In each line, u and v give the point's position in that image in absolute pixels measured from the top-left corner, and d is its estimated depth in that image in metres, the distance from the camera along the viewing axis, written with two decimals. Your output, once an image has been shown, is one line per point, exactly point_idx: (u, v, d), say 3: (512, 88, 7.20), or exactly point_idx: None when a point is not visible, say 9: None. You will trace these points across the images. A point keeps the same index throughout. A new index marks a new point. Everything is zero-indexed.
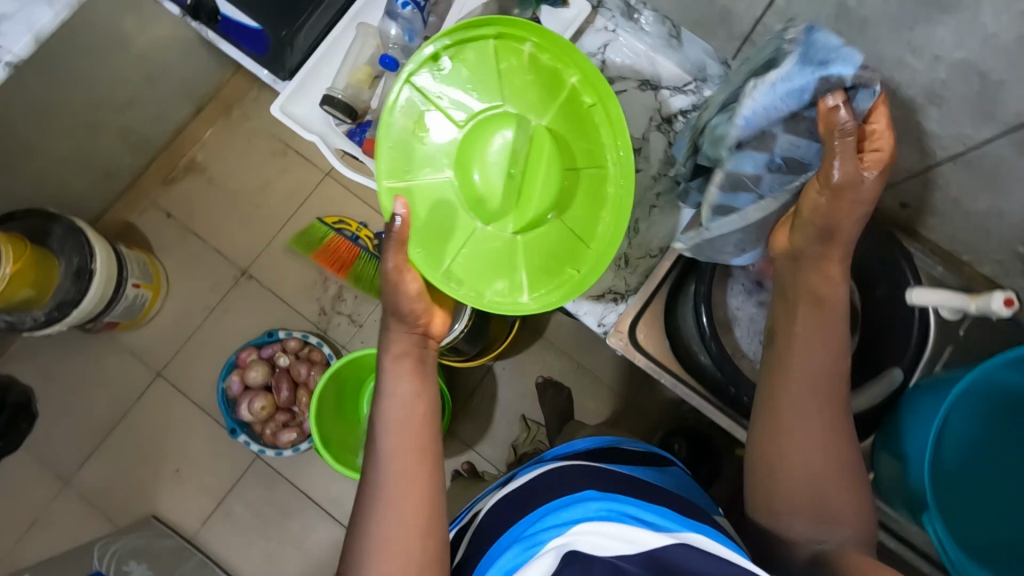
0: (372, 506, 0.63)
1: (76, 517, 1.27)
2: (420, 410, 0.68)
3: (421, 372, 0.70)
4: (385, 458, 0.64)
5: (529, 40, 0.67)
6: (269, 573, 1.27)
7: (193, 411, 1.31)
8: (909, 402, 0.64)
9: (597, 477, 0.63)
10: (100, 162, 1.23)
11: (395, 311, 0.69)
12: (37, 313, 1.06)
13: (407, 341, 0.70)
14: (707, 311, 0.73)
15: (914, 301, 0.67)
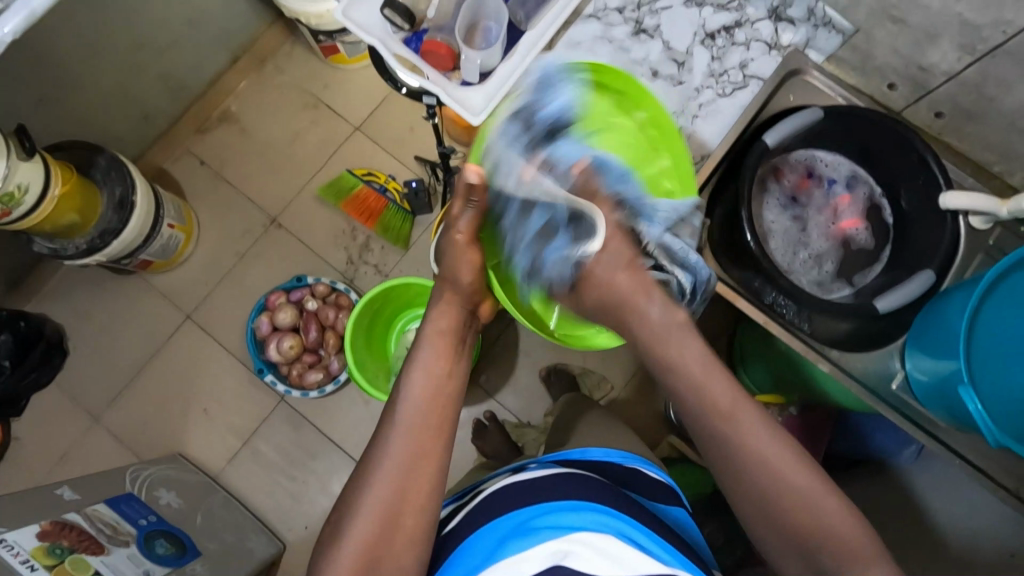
0: (369, 472, 0.57)
1: (105, 452, 1.30)
2: (449, 389, 0.64)
3: (456, 353, 0.67)
4: (401, 426, 0.60)
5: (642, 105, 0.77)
6: (292, 512, 1.29)
7: (221, 353, 1.35)
8: (948, 295, 0.68)
9: (604, 491, 0.64)
10: (139, 104, 1.27)
11: (451, 276, 0.72)
12: (79, 242, 1.10)
13: (451, 317, 0.70)
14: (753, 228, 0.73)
15: (947, 205, 0.71)
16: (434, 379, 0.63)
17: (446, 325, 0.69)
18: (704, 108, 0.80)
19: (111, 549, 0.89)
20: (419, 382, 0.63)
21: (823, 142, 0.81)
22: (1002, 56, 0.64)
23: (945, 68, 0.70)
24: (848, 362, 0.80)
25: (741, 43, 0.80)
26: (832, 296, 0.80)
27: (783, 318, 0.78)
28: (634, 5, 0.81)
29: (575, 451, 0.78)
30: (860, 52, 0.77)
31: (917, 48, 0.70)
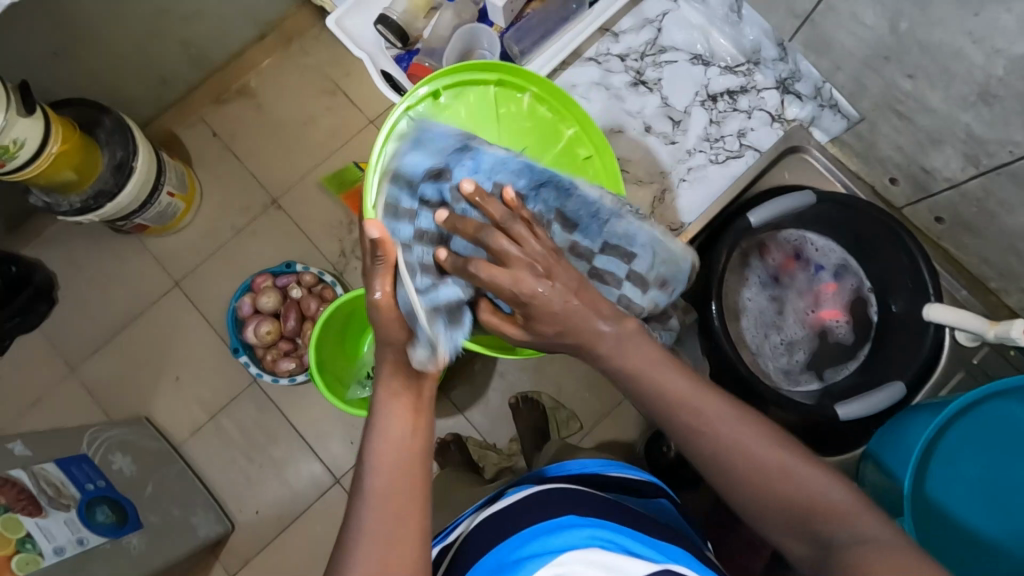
0: (349, 556, 0.55)
1: (76, 403, 1.32)
2: (417, 445, 0.60)
3: (419, 399, 0.62)
4: (371, 498, 0.57)
5: (529, 90, 0.79)
6: (245, 495, 1.29)
7: (202, 324, 1.35)
8: (911, 416, 0.73)
9: (583, 501, 0.62)
10: (157, 69, 1.27)
11: (398, 340, 0.64)
12: (74, 200, 1.11)
13: (404, 375, 0.63)
14: (718, 302, 0.77)
15: (930, 316, 0.74)
16: (398, 441, 0.59)
17: (399, 385, 0.62)
18: (692, 172, 0.86)
19: (48, 512, 0.89)
20: (384, 447, 0.59)
21: (817, 225, 0.85)
22: (1005, 175, 0.69)
23: (948, 174, 0.75)
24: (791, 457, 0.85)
25: (743, 110, 0.87)
26: (797, 387, 0.84)
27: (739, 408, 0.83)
28: (637, 56, 0.87)
29: (553, 467, 0.75)
30: (865, 141, 0.83)
31: (920, 150, 0.76)
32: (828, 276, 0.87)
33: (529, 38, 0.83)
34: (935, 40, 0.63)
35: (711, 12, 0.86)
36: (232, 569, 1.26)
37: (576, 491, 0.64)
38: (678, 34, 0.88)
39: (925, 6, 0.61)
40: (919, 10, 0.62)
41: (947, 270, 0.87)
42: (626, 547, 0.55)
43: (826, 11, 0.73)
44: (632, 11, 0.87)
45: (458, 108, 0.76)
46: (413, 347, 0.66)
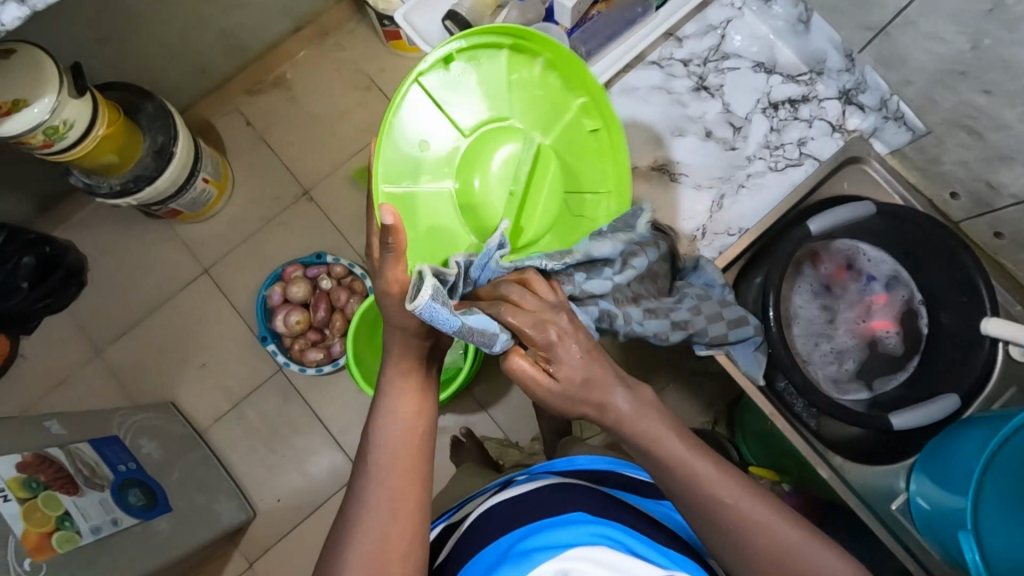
0: (352, 526, 0.60)
1: (102, 386, 1.32)
2: (419, 429, 0.64)
3: (422, 388, 0.66)
4: (376, 474, 0.61)
5: (541, 57, 0.77)
6: (266, 483, 1.30)
7: (230, 312, 1.36)
8: (964, 433, 0.74)
9: (590, 496, 0.63)
10: (197, 58, 1.28)
11: (393, 325, 0.65)
12: (113, 182, 1.12)
13: (413, 357, 0.66)
14: (774, 303, 0.75)
15: (988, 329, 0.75)
16: (405, 424, 0.63)
17: (411, 365, 0.65)
18: (751, 179, 0.88)
19: (84, 491, 0.90)
20: (392, 429, 0.63)
21: (865, 234, 0.85)
22: None
23: (1014, 191, 0.76)
24: (847, 468, 0.84)
25: (803, 119, 0.89)
26: (846, 396, 0.85)
27: (793, 416, 0.82)
28: (700, 61, 0.89)
29: (562, 462, 0.75)
30: (928, 155, 0.84)
31: (989, 166, 0.77)
32: (880, 285, 0.86)
33: (598, 39, 0.84)
34: (1018, 56, 0.64)
35: (774, 21, 0.88)
36: (252, 557, 1.27)
37: (584, 487, 0.65)
38: (742, 42, 0.90)
39: (1011, 23, 0.62)
40: (1005, 27, 0.63)
41: (1002, 285, 0.87)
42: (628, 546, 0.55)
43: (903, 25, 0.73)
44: (709, 11, 0.90)
45: (469, 76, 0.77)
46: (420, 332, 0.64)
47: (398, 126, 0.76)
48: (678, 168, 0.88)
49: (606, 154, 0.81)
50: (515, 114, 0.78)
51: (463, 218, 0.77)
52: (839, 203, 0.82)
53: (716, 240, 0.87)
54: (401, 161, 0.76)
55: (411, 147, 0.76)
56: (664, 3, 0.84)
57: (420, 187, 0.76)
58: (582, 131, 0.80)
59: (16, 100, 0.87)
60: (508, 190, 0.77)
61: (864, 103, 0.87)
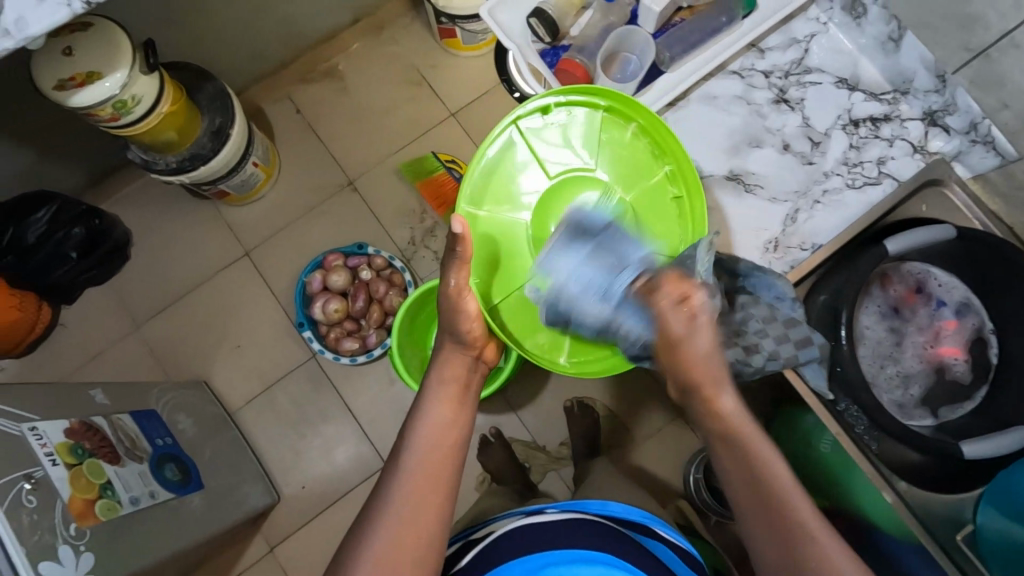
0: (370, 523, 0.59)
1: (138, 361, 1.34)
2: (451, 439, 0.66)
3: (460, 400, 0.70)
4: (403, 475, 0.62)
5: (638, 121, 0.73)
6: (292, 468, 1.30)
7: (267, 296, 1.37)
8: None
9: (619, 538, 0.65)
10: (255, 44, 1.30)
11: (452, 329, 0.74)
12: (169, 160, 1.14)
13: (459, 366, 0.73)
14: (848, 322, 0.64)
15: None
16: (437, 430, 0.66)
17: (455, 372, 0.72)
18: (828, 196, 0.72)
19: (125, 462, 0.91)
20: (424, 433, 0.65)
21: (935, 259, 0.69)
22: None
23: None
24: (914, 495, 0.70)
25: (885, 138, 0.72)
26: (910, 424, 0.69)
27: (859, 433, 0.68)
28: (781, 74, 0.74)
29: (595, 504, 0.72)
30: None
31: None
32: (959, 301, 0.70)
33: (681, 46, 0.74)
34: None
35: (864, 37, 0.72)
36: (273, 542, 1.27)
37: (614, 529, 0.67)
38: (824, 55, 0.74)
39: None
40: None
41: None
42: None
43: (1010, 49, 0.57)
44: (795, 21, 0.74)
45: (565, 124, 0.75)
46: (467, 341, 0.74)
47: (492, 155, 0.76)
48: (751, 178, 0.72)
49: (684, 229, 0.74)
50: (600, 166, 0.76)
51: (533, 252, 0.76)
52: (926, 227, 0.66)
53: (787, 254, 0.71)
54: (485, 187, 0.76)
55: (498, 177, 0.76)
56: (753, 10, 0.73)
57: (498, 216, 0.76)
58: (664, 202, 0.75)
59: (91, 71, 0.88)
60: None
61: (957, 124, 0.68)
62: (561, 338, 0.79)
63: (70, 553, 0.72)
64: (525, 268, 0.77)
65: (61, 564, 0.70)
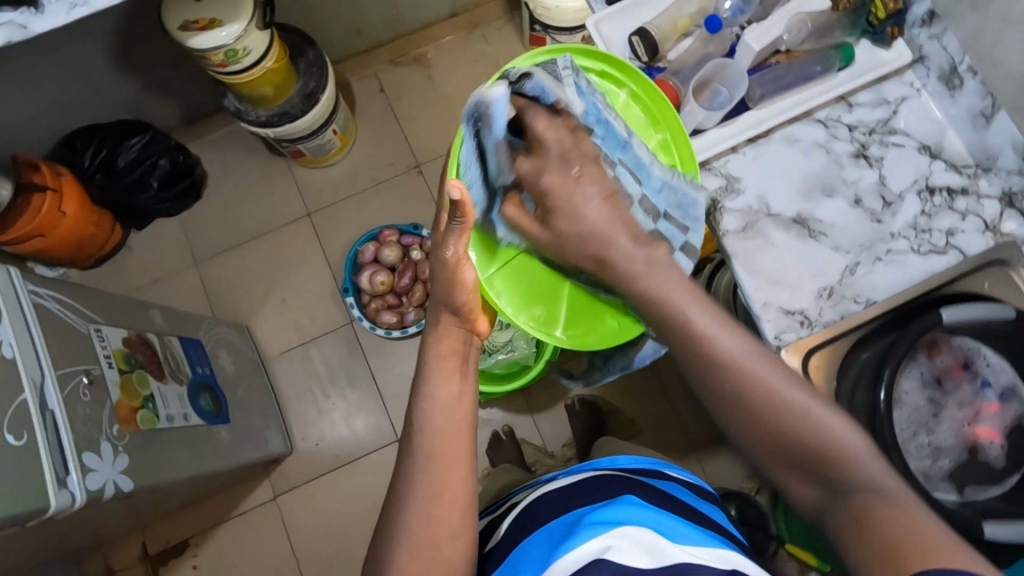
0: (399, 511, 0.62)
1: (191, 294, 1.41)
2: (464, 408, 0.67)
3: (463, 370, 0.69)
4: (421, 459, 0.63)
5: (628, 86, 0.77)
6: (311, 424, 1.35)
7: (320, 257, 1.43)
8: None
9: (636, 485, 0.65)
10: (356, 21, 1.37)
11: (447, 301, 0.69)
12: (260, 113, 1.21)
13: (455, 339, 0.70)
14: (886, 389, 0.62)
15: None
16: (448, 404, 0.66)
17: (453, 346, 0.69)
18: (891, 255, 0.70)
19: (168, 381, 0.96)
20: (436, 412, 0.65)
21: (988, 337, 0.67)
22: None
23: None
24: None
25: (958, 210, 0.70)
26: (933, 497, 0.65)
27: None
28: (865, 129, 0.73)
29: (606, 459, 0.75)
30: None
31: None
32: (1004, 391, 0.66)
33: (774, 85, 0.75)
34: None
35: (954, 108, 0.71)
36: (279, 490, 1.32)
37: (627, 478, 0.67)
38: (911, 118, 0.73)
39: None
40: None
41: None
42: (675, 530, 0.56)
43: None
44: (888, 83, 0.74)
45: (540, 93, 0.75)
46: (462, 312, 0.70)
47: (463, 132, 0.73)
48: (816, 224, 0.71)
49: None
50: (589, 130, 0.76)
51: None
52: (978, 305, 0.64)
53: (840, 304, 0.69)
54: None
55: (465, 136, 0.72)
56: (849, 65, 0.73)
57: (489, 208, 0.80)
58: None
59: (213, 18, 0.95)
60: None
61: None
62: (558, 310, 0.82)
63: (110, 449, 0.77)
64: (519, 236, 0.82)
65: (100, 457, 0.75)
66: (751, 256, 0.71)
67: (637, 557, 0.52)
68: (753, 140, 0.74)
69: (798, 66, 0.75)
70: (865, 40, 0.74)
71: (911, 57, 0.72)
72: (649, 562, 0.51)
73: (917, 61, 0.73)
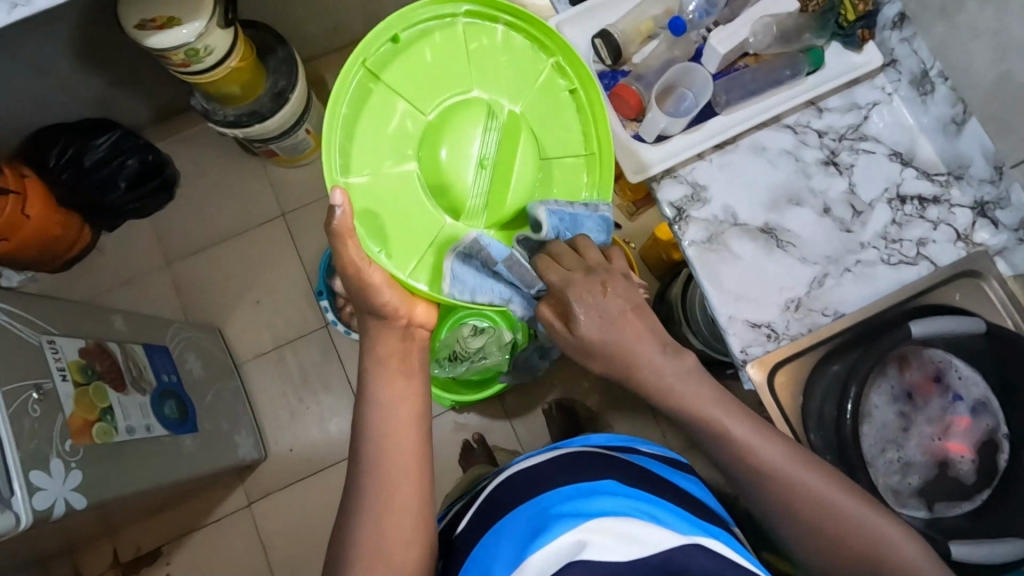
0: (348, 520, 0.59)
1: (162, 296, 1.39)
2: (412, 408, 0.65)
3: (409, 371, 0.68)
4: (369, 460, 0.61)
5: (500, 20, 0.71)
6: (285, 429, 1.33)
7: (294, 259, 1.40)
8: None
9: (603, 464, 0.61)
10: (332, 17, 1.33)
11: (372, 308, 0.68)
12: (228, 112, 1.17)
13: (393, 339, 0.69)
14: (853, 403, 0.62)
15: None
16: (392, 404, 0.64)
17: (392, 348, 0.68)
18: (861, 266, 0.68)
19: (130, 391, 0.93)
20: (380, 411, 0.64)
21: (961, 352, 0.66)
22: None
23: None
24: None
25: (929, 220, 0.68)
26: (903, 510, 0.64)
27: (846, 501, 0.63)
28: (835, 136, 0.70)
29: (577, 439, 0.73)
30: None
31: None
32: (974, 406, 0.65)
33: (740, 91, 0.73)
34: None
35: (926, 114, 0.68)
36: (253, 496, 1.30)
37: (597, 456, 0.63)
38: (883, 125, 0.70)
39: None
40: None
41: None
42: (653, 515, 0.52)
43: None
44: (859, 87, 0.72)
45: (423, 49, 0.69)
46: (388, 312, 0.68)
47: (350, 113, 0.67)
48: (784, 234, 0.69)
49: (583, 114, 0.74)
50: (473, 86, 0.71)
51: (433, 196, 0.71)
52: (948, 319, 0.63)
53: (807, 317, 0.67)
54: (357, 150, 0.68)
55: (365, 133, 0.68)
56: (818, 69, 0.71)
57: (383, 172, 0.69)
58: (550, 92, 0.73)
59: (171, 16, 0.91)
60: (479, 166, 0.71)
61: (1010, 219, 0.64)
62: None
63: (61, 466, 0.74)
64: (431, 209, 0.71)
65: (49, 475, 0.73)
66: (716, 270, 0.69)
67: (618, 549, 0.46)
68: (720, 147, 0.71)
69: (766, 70, 0.73)
70: (836, 43, 0.72)
71: (882, 61, 0.70)
72: (634, 552, 0.46)
73: (888, 65, 0.71)
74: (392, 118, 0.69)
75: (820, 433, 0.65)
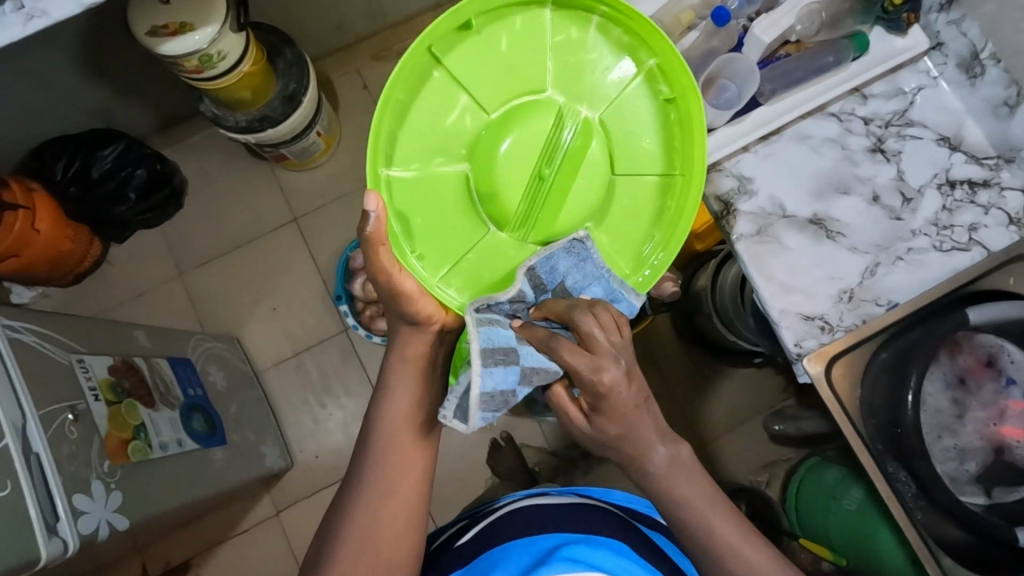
0: (347, 507, 0.65)
1: (176, 307, 1.37)
2: (421, 410, 0.69)
3: (426, 371, 0.70)
4: (380, 454, 0.66)
5: (597, 12, 0.68)
6: (308, 436, 1.32)
7: (309, 264, 1.38)
8: None
9: (616, 525, 0.66)
10: (336, 16, 1.31)
11: (402, 314, 0.69)
12: (239, 118, 1.15)
13: (420, 344, 0.70)
14: (914, 390, 0.62)
15: None
16: (405, 404, 0.68)
17: (417, 351, 0.70)
18: (912, 253, 0.67)
19: (159, 406, 0.92)
20: (395, 408, 0.68)
21: (1011, 334, 0.65)
22: None
23: None
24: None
25: (979, 204, 0.68)
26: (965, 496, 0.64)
27: (902, 483, 0.64)
28: (881, 122, 0.70)
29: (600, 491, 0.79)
30: None
31: None
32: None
33: (784, 80, 0.72)
34: None
35: (973, 98, 0.68)
36: (280, 505, 1.29)
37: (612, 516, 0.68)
38: (931, 109, 0.70)
39: None
40: None
41: None
42: None
43: None
44: (902, 72, 0.71)
45: (498, 38, 0.68)
46: (420, 320, 0.69)
47: (406, 97, 0.67)
48: (833, 224, 0.68)
49: (671, 129, 0.71)
50: (550, 85, 0.70)
51: (483, 201, 0.71)
52: (1001, 306, 0.63)
53: (860, 307, 0.67)
54: (404, 140, 0.68)
55: (417, 124, 0.68)
56: (863, 54, 0.70)
57: (430, 170, 0.69)
58: (641, 100, 0.70)
59: (183, 22, 0.89)
60: (542, 173, 0.70)
61: None
62: None
63: (101, 488, 0.73)
64: (476, 217, 0.72)
65: (92, 498, 0.71)
66: (766, 262, 0.68)
67: None
68: (764, 138, 0.70)
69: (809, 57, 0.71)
70: (880, 26, 0.71)
71: (929, 43, 0.69)
72: None
73: (933, 48, 0.70)
74: (452, 113, 0.69)
75: (872, 421, 0.65)
